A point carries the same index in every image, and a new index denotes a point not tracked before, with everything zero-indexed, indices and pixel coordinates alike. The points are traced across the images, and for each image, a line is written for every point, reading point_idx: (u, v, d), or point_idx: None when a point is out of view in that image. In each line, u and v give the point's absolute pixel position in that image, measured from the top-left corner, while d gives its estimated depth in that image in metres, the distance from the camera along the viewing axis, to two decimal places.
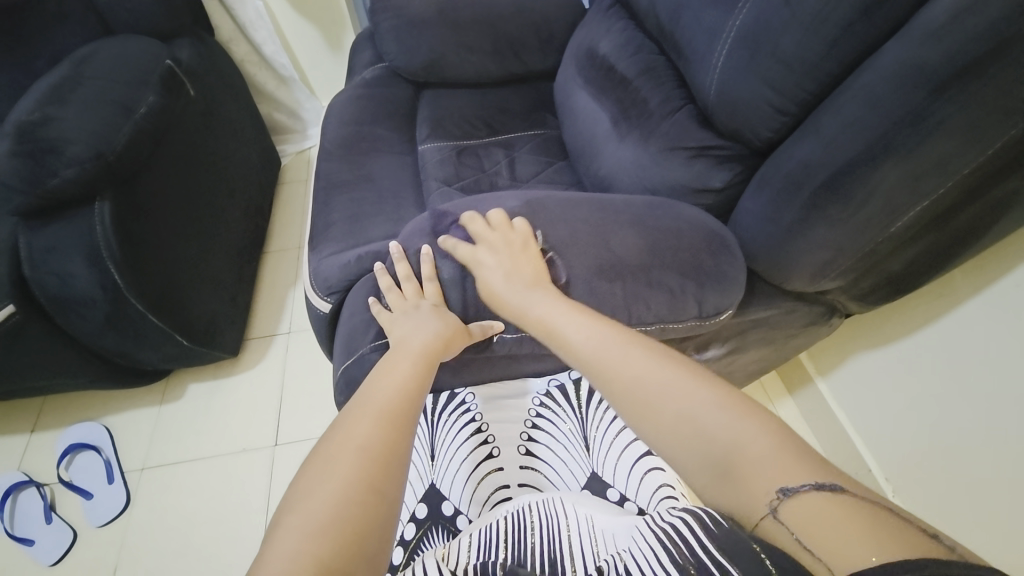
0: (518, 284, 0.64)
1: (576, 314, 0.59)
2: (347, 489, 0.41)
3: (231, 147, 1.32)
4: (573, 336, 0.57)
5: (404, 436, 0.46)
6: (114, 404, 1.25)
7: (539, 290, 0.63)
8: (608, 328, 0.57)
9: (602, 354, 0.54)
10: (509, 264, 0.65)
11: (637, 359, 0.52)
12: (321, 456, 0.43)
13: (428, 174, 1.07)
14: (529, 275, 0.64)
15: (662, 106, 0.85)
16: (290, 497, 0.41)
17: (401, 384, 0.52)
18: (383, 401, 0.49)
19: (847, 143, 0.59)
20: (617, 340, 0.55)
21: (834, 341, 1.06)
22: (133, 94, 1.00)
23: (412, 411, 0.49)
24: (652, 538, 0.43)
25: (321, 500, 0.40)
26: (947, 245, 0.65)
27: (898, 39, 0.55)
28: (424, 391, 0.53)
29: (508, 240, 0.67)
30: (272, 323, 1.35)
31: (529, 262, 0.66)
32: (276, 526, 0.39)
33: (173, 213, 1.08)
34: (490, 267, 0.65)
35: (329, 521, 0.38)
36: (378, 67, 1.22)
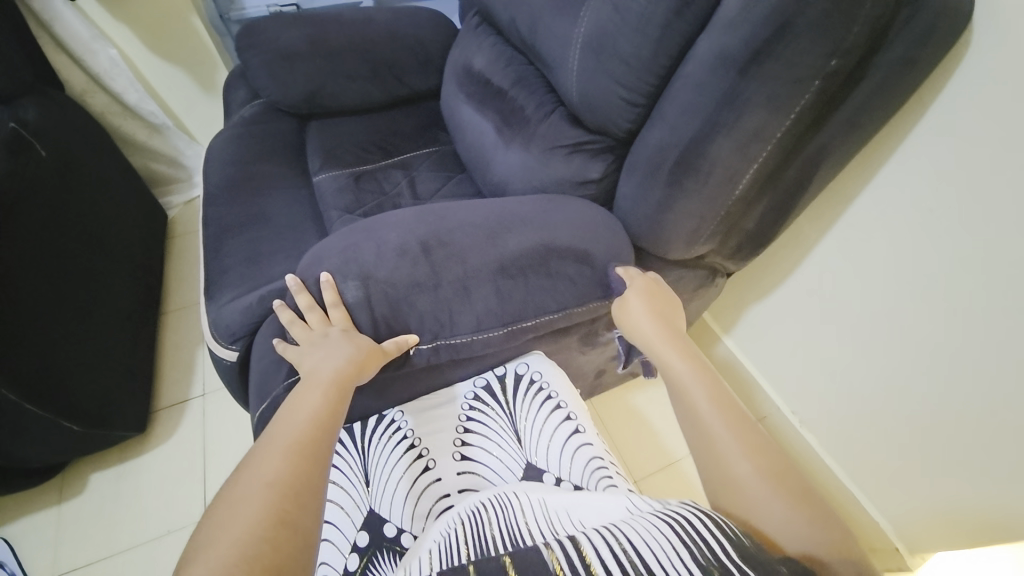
0: (653, 338, 0.65)
1: (700, 382, 0.59)
2: (253, 526, 0.39)
3: (103, 206, 1.21)
4: (691, 403, 0.57)
5: (315, 467, 0.46)
6: (1, 515, 1.08)
7: (669, 347, 0.63)
8: (725, 404, 0.56)
9: (714, 431, 0.53)
10: (658, 314, 0.68)
11: (753, 440, 0.52)
12: (227, 499, 0.42)
13: (326, 204, 1.05)
14: (671, 329, 0.66)
15: (537, 111, 0.92)
16: (201, 535, 0.40)
17: (311, 417, 0.51)
18: (294, 434, 0.48)
19: (686, 125, 0.68)
20: (730, 415, 0.55)
21: (728, 297, 1.20)
22: None
23: (324, 434, 0.50)
24: (665, 530, 0.44)
25: (232, 536, 0.39)
26: (785, 200, 0.76)
27: (708, 33, 0.64)
28: (338, 416, 0.53)
29: (665, 292, 0.72)
30: (183, 388, 1.25)
31: (676, 321, 0.69)
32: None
33: (39, 286, 0.97)
34: (638, 308, 0.69)
35: (249, 547, 0.38)
36: (256, 104, 1.18)
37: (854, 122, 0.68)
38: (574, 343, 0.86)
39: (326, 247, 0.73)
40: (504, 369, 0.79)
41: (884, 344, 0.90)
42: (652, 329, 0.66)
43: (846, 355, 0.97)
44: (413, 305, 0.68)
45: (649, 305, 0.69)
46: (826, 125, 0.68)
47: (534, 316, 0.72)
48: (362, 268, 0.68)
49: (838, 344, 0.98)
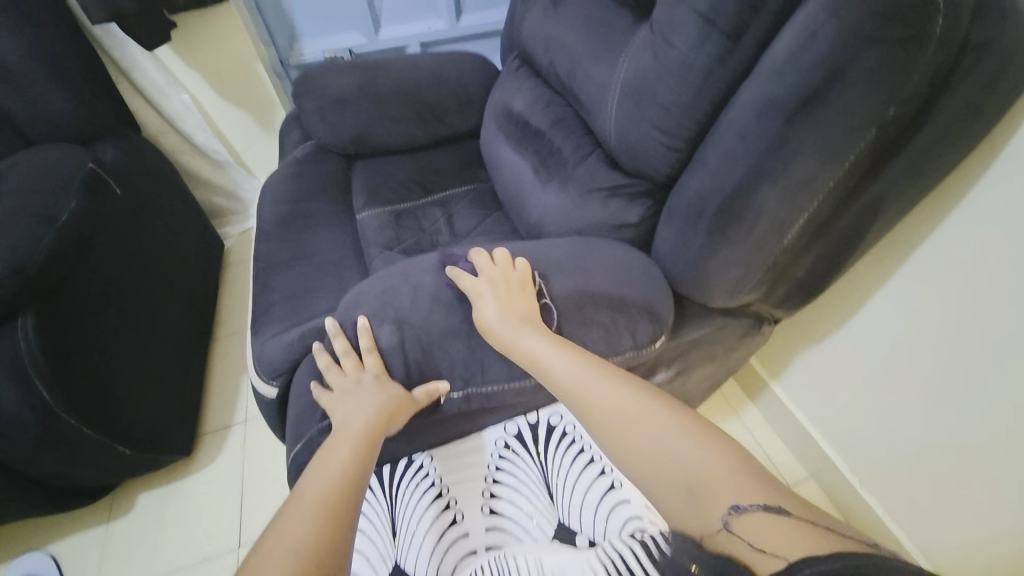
0: (506, 325, 0.66)
1: (558, 351, 0.63)
2: None
3: (167, 239, 1.31)
4: (557, 373, 0.61)
5: (338, 532, 0.46)
6: (59, 529, 1.15)
7: (522, 329, 0.66)
8: (586, 364, 0.62)
9: (587, 393, 0.59)
10: (506, 301, 0.68)
11: (617, 389, 0.58)
12: (253, 566, 0.42)
13: (368, 241, 1.09)
14: (522, 313, 0.68)
15: (574, 153, 0.92)
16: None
17: (338, 476, 0.51)
18: (320, 495, 0.48)
19: (728, 173, 0.66)
20: (593, 373, 0.60)
21: (776, 345, 1.13)
22: (56, 201, 1.00)
23: (349, 496, 0.50)
24: None
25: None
26: (838, 249, 0.72)
27: (752, 81, 0.63)
28: (363, 476, 0.53)
29: (507, 278, 0.71)
30: (228, 412, 1.30)
31: (531, 299, 0.70)
32: None
33: (103, 316, 1.04)
34: (489, 303, 0.68)
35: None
36: (308, 145, 1.25)
37: (916, 169, 0.63)
38: None
39: (365, 290, 0.75)
40: (536, 418, 0.77)
41: (957, 403, 0.81)
42: (500, 318, 0.67)
43: (911, 412, 0.87)
44: (445, 352, 0.68)
45: (499, 295, 0.68)
46: (884, 173, 0.64)
47: None
48: (398, 313, 0.69)
49: (902, 399, 0.88)
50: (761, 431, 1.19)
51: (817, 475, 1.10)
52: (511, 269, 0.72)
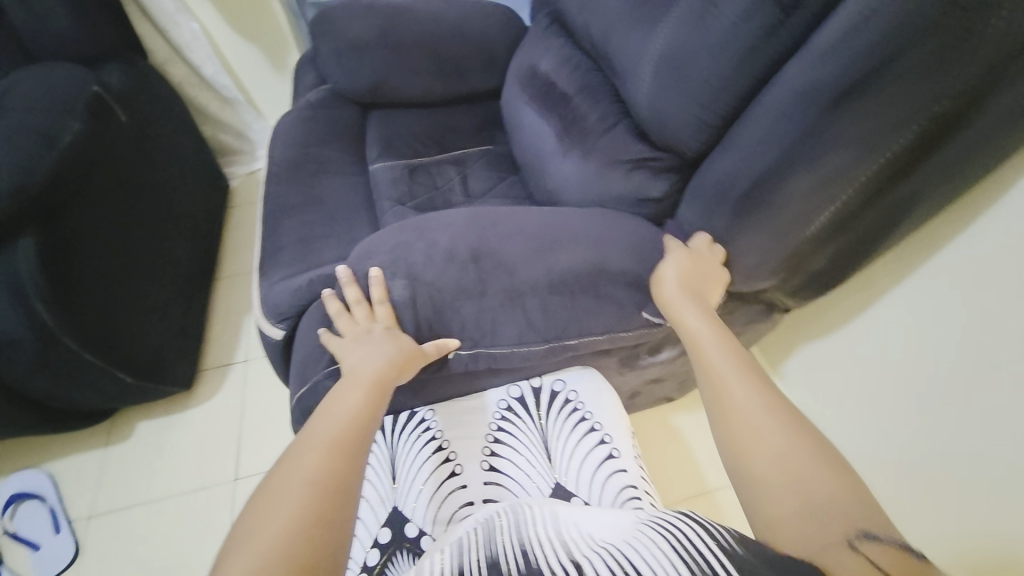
0: (677, 295, 0.67)
1: (718, 338, 0.62)
2: (295, 524, 0.41)
3: (171, 172, 1.27)
4: (707, 357, 0.60)
5: (352, 466, 0.47)
6: (56, 450, 1.17)
7: (691, 304, 0.66)
8: (741, 360, 0.59)
9: (727, 386, 0.57)
10: (692, 273, 0.69)
11: (765, 395, 0.55)
12: (268, 491, 0.44)
13: (380, 194, 1.07)
14: (699, 292, 0.68)
15: (600, 121, 0.89)
16: (241, 529, 0.41)
17: (351, 415, 0.52)
18: (333, 431, 0.50)
19: (762, 154, 0.64)
20: (744, 371, 0.58)
21: (782, 333, 1.14)
22: (55, 121, 0.95)
23: (361, 436, 0.50)
24: (668, 544, 0.44)
25: (270, 537, 0.40)
26: (860, 243, 0.71)
27: (799, 59, 0.60)
28: (375, 419, 0.54)
29: (706, 260, 0.71)
30: (227, 352, 1.31)
31: (713, 284, 0.70)
32: (221, 567, 0.39)
33: (104, 246, 1.02)
34: (673, 268, 0.69)
35: (282, 552, 0.39)
36: (323, 88, 1.21)
37: (954, 168, 0.62)
38: (613, 365, 0.84)
39: (377, 242, 0.74)
40: (539, 383, 0.77)
41: (950, 402, 0.81)
42: (675, 286, 0.67)
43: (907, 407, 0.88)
44: (457, 311, 0.68)
45: (683, 265, 0.69)
46: (922, 168, 0.62)
47: (577, 336, 0.71)
48: (410, 268, 0.68)
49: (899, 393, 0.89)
50: None
51: None
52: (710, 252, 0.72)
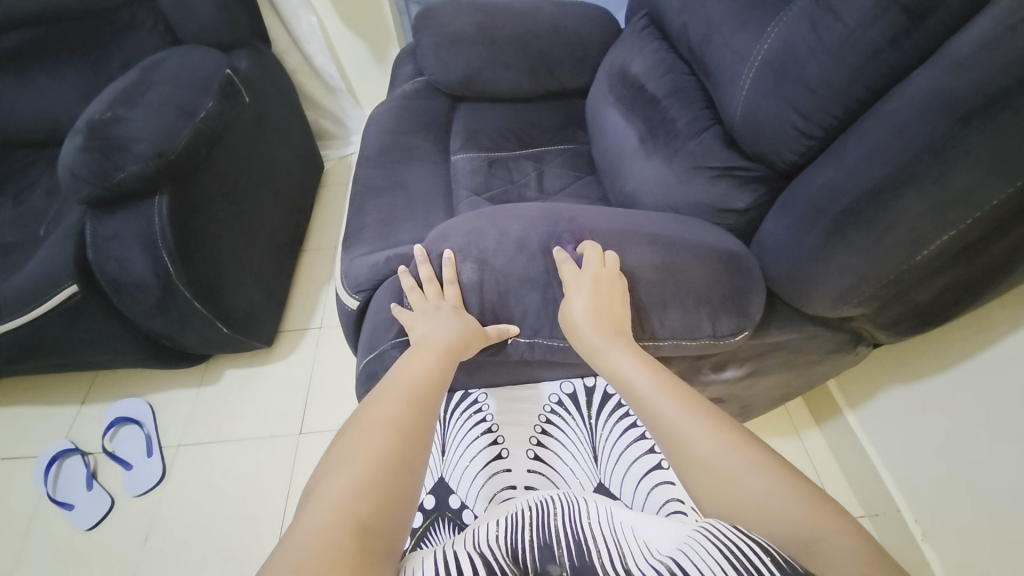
0: (596, 338, 0.62)
1: (651, 380, 0.57)
2: (382, 458, 0.46)
3: (278, 149, 1.41)
4: (651, 407, 0.55)
5: (426, 419, 0.52)
6: (158, 383, 1.34)
7: (612, 346, 0.62)
8: (682, 397, 0.55)
9: (682, 435, 0.51)
10: (602, 305, 0.64)
11: (718, 430, 0.51)
12: (357, 427, 0.49)
13: (458, 183, 1.11)
14: (613, 324, 0.64)
15: (688, 125, 0.86)
16: (329, 460, 0.47)
17: (426, 375, 0.57)
18: (412, 387, 0.55)
19: (870, 169, 0.60)
20: (688, 409, 0.53)
21: (863, 371, 1.05)
22: (195, 98, 1.08)
23: (435, 398, 0.55)
24: (716, 550, 0.41)
25: (358, 467, 0.45)
26: (976, 278, 0.64)
27: (927, 69, 0.56)
28: (445, 382, 0.58)
29: (602, 275, 0.66)
30: (306, 317, 1.42)
31: (619, 309, 0.66)
32: (321, 481, 0.44)
33: (219, 208, 1.15)
34: (582, 304, 0.64)
35: (367, 483, 0.44)
36: (418, 80, 1.28)
37: None
38: None
39: (453, 226, 0.77)
40: (593, 383, 0.77)
41: None
42: (594, 332, 0.63)
43: (1011, 469, 0.77)
44: (522, 299, 0.69)
45: (595, 302, 0.64)
46: None
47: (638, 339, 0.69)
48: (482, 253, 0.71)
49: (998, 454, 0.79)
50: (819, 457, 1.13)
51: (874, 515, 1.01)
52: (600, 264, 0.67)
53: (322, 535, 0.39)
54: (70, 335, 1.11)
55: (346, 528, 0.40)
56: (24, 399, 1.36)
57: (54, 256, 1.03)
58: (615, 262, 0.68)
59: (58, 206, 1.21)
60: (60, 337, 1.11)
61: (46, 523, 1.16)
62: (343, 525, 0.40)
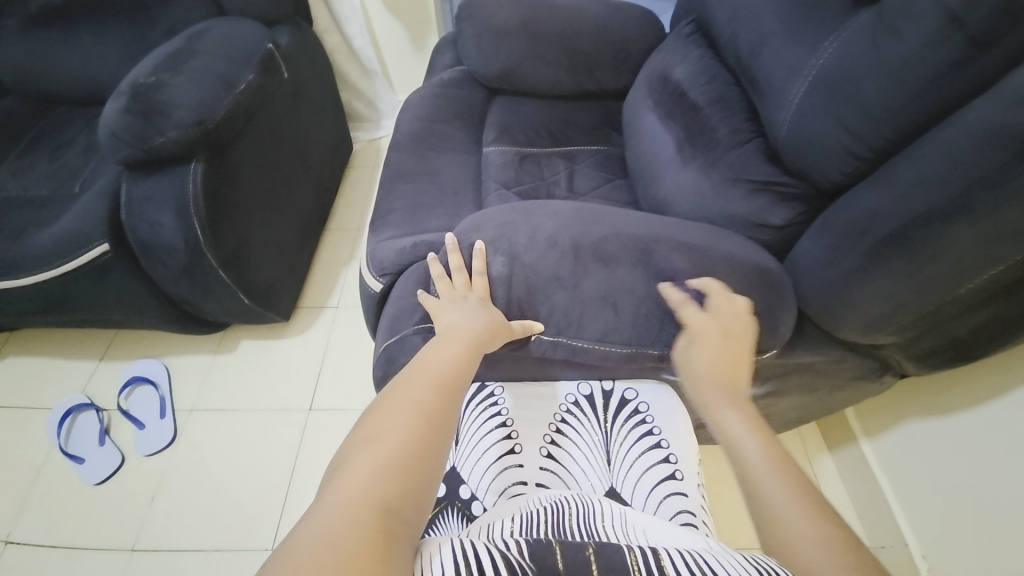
0: (709, 387, 0.60)
1: (761, 448, 0.52)
2: (408, 443, 0.46)
3: (311, 127, 1.42)
4: (753, 475, 0.50)
5: (451, 405, 0.52)
6: (175, 347, 1.37)
7: (723, 401, 0.58)
8: (794, 479, 0.49)
9: (781, 515, 0.46)
10: (721, 356, 0.63)
11: (827, 526, 0.44)
12: (385, 409, 0.49)
13: (489, 175, 1.11)
14: (731, 381, 0.61)
15: (730, 136, 0.85)
16: (357, 439, 0.47)
17: (453, 363, 0.57)
18: (440, 372, 0.55)
19: (920, 197, 0.59)
20: (797, 493, 0.47)
21: (885, 402, 1.03)
22: (235, 70, 1.09)
23: (460, 385, 0.55)
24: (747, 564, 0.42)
25: (386, 450, 0.45)
26: (1019, 317, 0.62)
27: (988, 100, 0.54)
28: (471, 371, 0.58)
29: (732, 324, 0.65)
30: (323, 296, 1.43)
31: (742, 368, 0.63)
32: (348, 460, 0.45)
33: (251, 181, 1.17)
34: (701, 351, 0.64)
35: (392, 465, 0.44)
36: (456, 69, 1.28)
37: None
38: None
39: (485, 218, 0.77)
40: (611, 386, 0.77)
41: None
42: (705, 382, 0.61)
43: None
44: (549, 297, 0.69)
45: (713, 350, 0.63)
46: None
47: (662, 347, 0.69)
48: (513, 247, 0.71)
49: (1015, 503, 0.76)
50: (828, 483, 1.11)
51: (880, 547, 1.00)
52: (733, 309, 0.66)
53: (348, 512, 0.39)
54: (96, 292, 1.14)
55: (372, 507, 0.40)
56: (46, 351, 1.39)
57: (88, 214, 1.05)
58: (747, 309, 0.67)
59: (94, 165, 1.23)
60: (87, 294, 1.13)
61: (56, 473, 1.19)
62: (370, 505, 0.40)
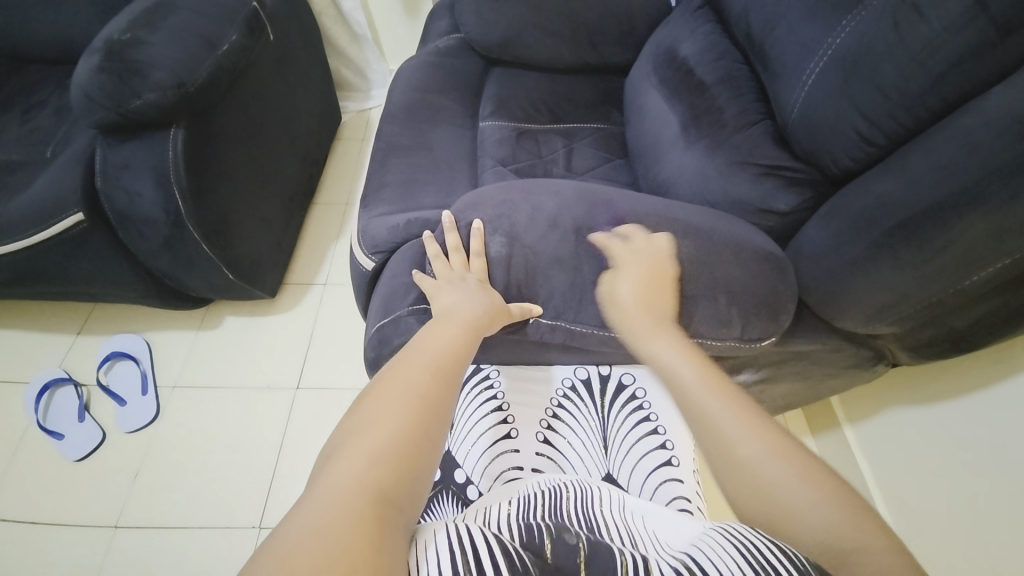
0: (638, 322, 0.62)
1: (696, 374, 0.54)
2: (401, 426, 0.44)
3: (298, 94, 1.35)
4: (694, 400, 0.52)
5: (449, 390, 0.50)
6: (156, 322, 1.32)
7: (656, 335, 0.60)
8: (724, 389, 0.53)
9: (726, 435, 0.49)
10: (647, 288, 0.64)
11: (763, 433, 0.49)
12: (377, 395, 0.47)
13: (485, 151, 1.07)
14: (655, 310, 0.63)
15: (738, 117, 0.82)
16: (350, 425, 0.45)
17: (450, 346, 0.55)
18: (436, 357, 0.53)
19: (932, 186, 0.58)
20: (735, 407, 0.51)
21: (871, 390, 1.05)
22: (218, 29, 1.01)
23: (458, 369, 0.53)
24: (731, 546, 0.41)
25: (382, 435, 0.43)
26: (1019, 310, 0.62)
27: (1008, 87, 0.55)
28: (469, 356, 0.56)
29: (658, 254, 0.66)
30: (311, 272, 1.39)
31: (664, 294, 0.65)
32: (340, 448, 0.43)
33: (235, 150, 1.11)
34: (627, 288, 0.64)
35: (388, 451, 0.42)
36: (453, 37, 1.22)
37: None
38: None
39: (484, 195, 0.74)
40: (608, 372, 0.76)
41: None
42: (639, 316, 0.62)
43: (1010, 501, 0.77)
44: (549, 279, 0.67)
45: (638, 280, 0.64)
46: None
47: None
48: (513, 227, 0.68)
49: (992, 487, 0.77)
50: None
51: None
52: (650, 241, 0.67)
53: (340, 500, 0.38)
54: (71, 264, 1.08)
55: (365, 495, 0.39)
56: (19, 324, 1.34)
57: (60, 180, 0.98)
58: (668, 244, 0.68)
59: (67, 128, 1.16)
60: (61, 265, 1.08)
61: (34, 450, 1.15)
62: (364, 492, 0.39)
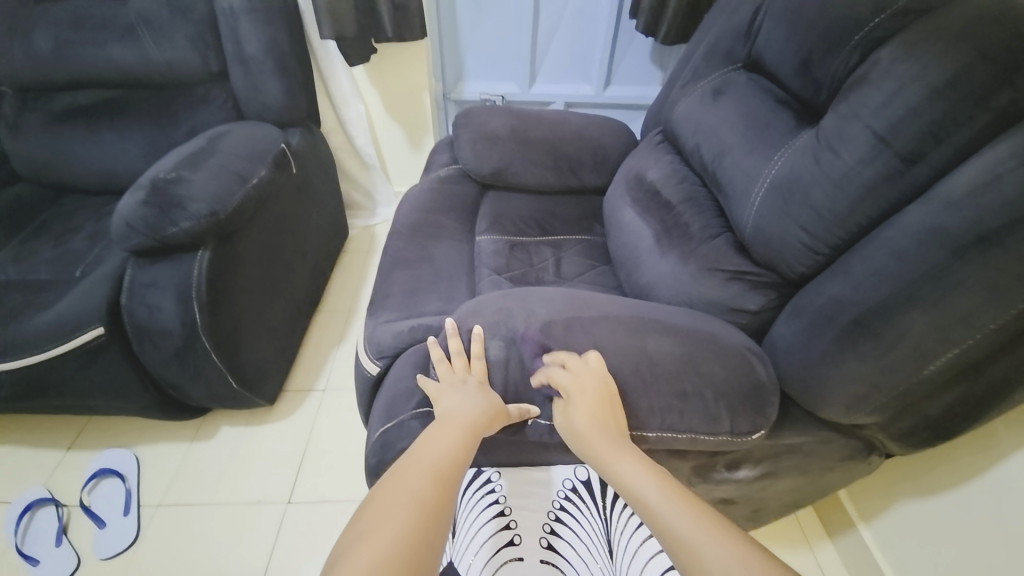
0: (595, 443, 0.64)
1: (658, 489, 0.57)
2: (405, 534, 0.46)
3: (312, 215, 1.51)
4: (660, 516, 0.54)
5: (449, 496, 0.52)
6: (150, 435, 1.30)
7: (616, 455, 0.62)
8: (692, 508, 0.54)
9: (702, 550, 0.49)
10: (597, 412, 0.66)
11: (728, 540, 0.50)
12: (379, 502, 0.49)
13: (481, 262, 1.18)
14: (607, 429, 0.65)
15: (703, 230, 0.94)
16: (354, 533, 0.46)
17: (449, 450, 0.58)
18: (436, 461, 0.56)
19: (875, 286, 0.67)
20: (700, 520, 0.52)
21: (876, 483, 1.03)
22: (250, 166, 1.18)
23: (457, 473, 0.56)
24: None
25: (384, 543, 0.45)
26: (984, 395, 0.67)
27: (920, 206, 0.65)
28: (466, 460, 0.59)
29: (595, 375, 0.68)
30: (311, 378, 1.42)
31: (613, 416, 0.67)
32: (344, 557, 0.44)
33: (252, 266, 1.21)
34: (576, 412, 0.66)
35: (390, 560, 0.43)
36: (452, 167, 1.41)
37: None
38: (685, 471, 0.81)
39: (482, 303, 0.81)
40: None
41: None
42: (598, 438, 0.63)
43: None
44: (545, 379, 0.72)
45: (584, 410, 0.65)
46: None
47: (658, 429, 0.70)
48: (509, 331, 0.74)
49: None
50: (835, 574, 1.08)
51: None
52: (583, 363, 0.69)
53: None
54: (79, 377, 1.11)
55: None
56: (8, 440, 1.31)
57: (87, 298, 1.06)
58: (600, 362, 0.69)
59: (98, 251, 1.27)
60: (70, 378, 1.11)
61: None
62: None
